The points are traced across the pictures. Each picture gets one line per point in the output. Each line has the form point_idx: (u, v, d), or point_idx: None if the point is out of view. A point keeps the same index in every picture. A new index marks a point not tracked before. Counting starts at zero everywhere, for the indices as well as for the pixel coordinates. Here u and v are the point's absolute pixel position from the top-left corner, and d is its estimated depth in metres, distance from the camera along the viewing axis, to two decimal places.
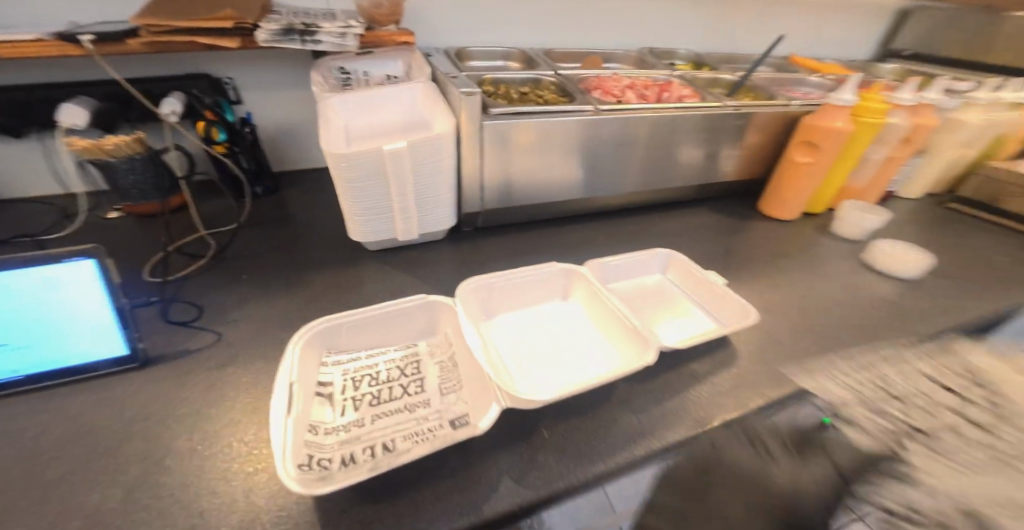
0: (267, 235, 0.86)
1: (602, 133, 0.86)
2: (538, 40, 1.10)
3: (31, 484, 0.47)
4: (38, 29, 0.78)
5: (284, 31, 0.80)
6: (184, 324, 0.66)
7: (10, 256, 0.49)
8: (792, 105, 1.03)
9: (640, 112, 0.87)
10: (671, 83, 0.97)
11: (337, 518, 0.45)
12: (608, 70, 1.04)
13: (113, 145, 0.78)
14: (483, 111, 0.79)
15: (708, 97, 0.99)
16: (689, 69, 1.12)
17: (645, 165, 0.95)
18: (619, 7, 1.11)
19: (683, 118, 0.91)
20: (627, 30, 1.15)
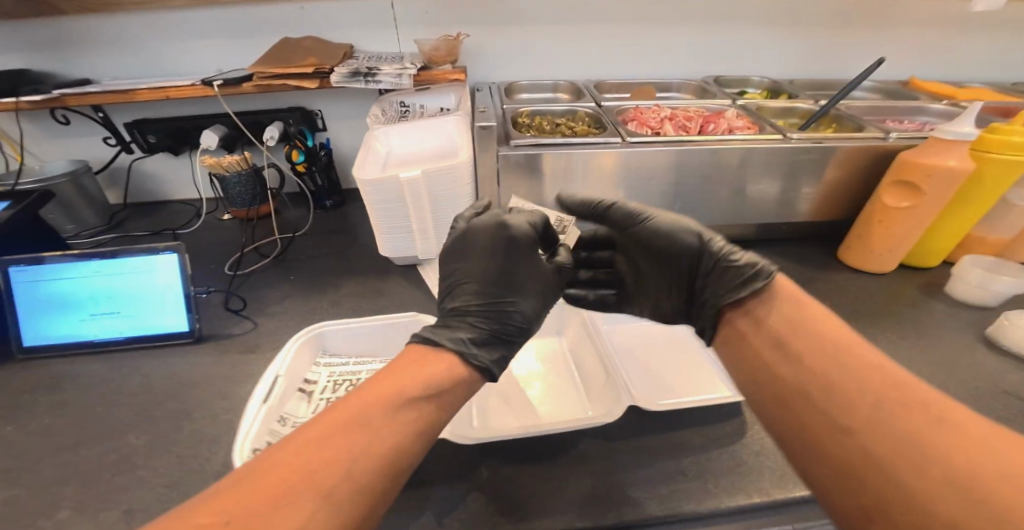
0: (321, 245, 0.99)
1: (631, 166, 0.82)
2: (592, 73, 1.11)
3: (92, 419, 0.61)
4: (191, 77, 1.03)
5: (352, 74, 0.94)
6: (235, 313, 0.80)
7: (136, 247, 0.72)
8: (889, 138, 0.85)
9: (674, 146, 0.81)
10: (723, 115, 0.89)
11: None
12: (657, 101, 1.00)
13: (228, 163, 1.01)
14: (505, 142, 0.82)
15: (771, 128, 0.89)
16: (758, 98, 1.02)
17: (686, 201, 0.87)
18: (679, 36, 1.06)
19: (729, 152, 0.83)
20: (690, 58, 1.10)
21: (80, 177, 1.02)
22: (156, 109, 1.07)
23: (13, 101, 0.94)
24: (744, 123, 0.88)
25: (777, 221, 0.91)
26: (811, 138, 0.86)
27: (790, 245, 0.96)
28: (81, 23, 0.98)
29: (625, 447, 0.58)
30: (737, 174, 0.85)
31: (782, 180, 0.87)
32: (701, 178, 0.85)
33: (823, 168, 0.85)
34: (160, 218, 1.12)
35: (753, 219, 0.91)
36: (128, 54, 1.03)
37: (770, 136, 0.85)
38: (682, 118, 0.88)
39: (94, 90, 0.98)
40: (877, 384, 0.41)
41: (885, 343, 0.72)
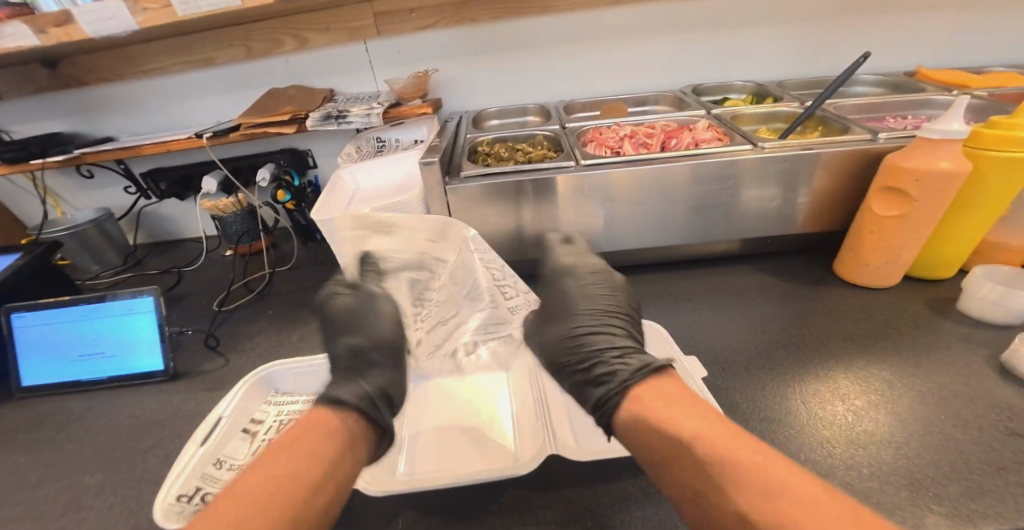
0: (302, 280, 1.04)
1: (586, 187, 0.79)
2: (563, 93, 1.09)
3: (59, 453, 0.66)
4: (191, 131, 1.12)
5: (323, 117, 0.98)
6: (209, 349, 0.84)
7: (117, 292, 0.74)
8: (877, 140, 0.75)
9: (628, 165, 0.77)
10: (690, 127, 0.84)
11: None
12: (625, 118, 0.97)
13: (225, 205, 1.08)
14: (454, 175, 0.81)
15: (745, 135, 0.82)
16: (737, 106, 0.96)
17: (654, 219, 0.82)
18: (650, 48, 1.02)
19: (692, 165, 0.77)
20: (667, 67, 1.04)
21: (103, 223, 1.10)
22: (166, 161, 1.17)
23: (42, 162, 0.99)
24: (712, 135, 0.82)
25: (760, 234, 0.84)
26: (786, 146, 0.77)
27: (784, 258, 0.87)
28: (99, 90, 1.10)
29: (553, 495, 0.54)
30: (707, 189, 0.79)
31: (758, 191, 0.79)
32: (667, 195, 0.80)
33: (805, 175, 0.77)
34: (168, 258, 1.20)
35: (735, 234, 0.84)
36: (139, 114, 1.14)
37: (741, 144, 0.78)
38: (643, 135, 0.83)
39: (107, 148, 1.04)
40: (777, 474, 0.38)
41: (873, 370, 0.63)
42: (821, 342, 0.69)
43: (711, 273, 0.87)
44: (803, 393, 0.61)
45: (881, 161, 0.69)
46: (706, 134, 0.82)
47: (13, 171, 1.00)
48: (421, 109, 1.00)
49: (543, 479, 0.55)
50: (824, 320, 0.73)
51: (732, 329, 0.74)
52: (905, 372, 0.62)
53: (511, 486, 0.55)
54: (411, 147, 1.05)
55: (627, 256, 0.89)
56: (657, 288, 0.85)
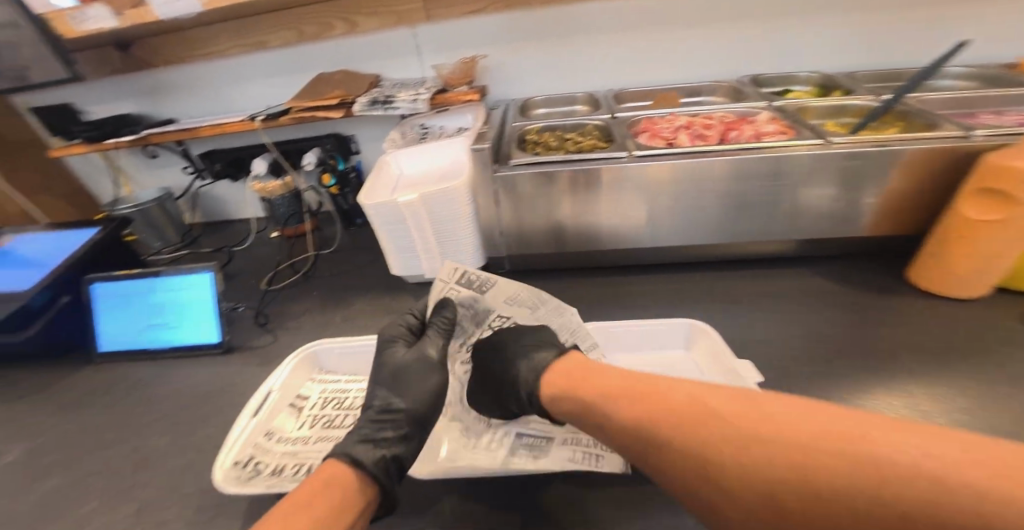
0: (346, 263, 1.06)
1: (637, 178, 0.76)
2: (612, 82, 1.05)
3: (127, 415, 0.70)
4: (245, 113, 1.16)
5: (371, 102, 0.98)
6: (260, 326, 0.86)
7: (179, 267, 0.78)
8: (970, 137, 0.69)
9: (684, 158, 0.74)
10: (752, 119, 0.80)
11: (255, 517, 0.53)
12: (679, 108, 0.93)
13: (273, 188, 1.11)
14: (502, 162, 0.80)
15: (811, 129, 0.76)
16: (802, 98, 0.90)
17: (708, 214, 0.79)
18: (709, 35, 0.97)
19: (753, 159, 0.73)
20: (727, 55, 0.99)
21: (164, 202, 1.16)
22: (221, 143, 1.21)
23: (115, 141, 1.07)
24: (776, 128, 0.77)
25: (821, 234, 0.79)
26: (860, 141, 0.72)
27: (846, 261, 0.82)
28: (162, 73, 1.15)
29: (600, 493, 0.53)
30: (768, 186, 0.75)
31: (824, 188, 0.74)
32: (724, 190, 0.76)
33: (877, 174, 0.72)
34: (220, 238, 1.25)
35: (794, 234, 0.79)
36: (198, 97, 1.18)
37: (808, 139, 0.73)
38: (701, 126, 0.79)
39: (171, 130, 1.09)
40: (767, 425, 0.36)
41: (950, 385, 0.59)
42: (890, 354, 0.64)
43: (765, 274, 0.83)
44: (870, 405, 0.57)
45: (978, 161, 0.63)
46: (770, 127, 0.77)
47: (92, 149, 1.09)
48: (468, 96, 0.99)
49: (589, 475, 0.54)
50: (893, 330, 0.68)
51: (787, 333, 0.71)
52: (990, 393, 0.57)
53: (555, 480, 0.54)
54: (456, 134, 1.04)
55: (676, 252, 0.86)
56: (708, 287, 0.82)
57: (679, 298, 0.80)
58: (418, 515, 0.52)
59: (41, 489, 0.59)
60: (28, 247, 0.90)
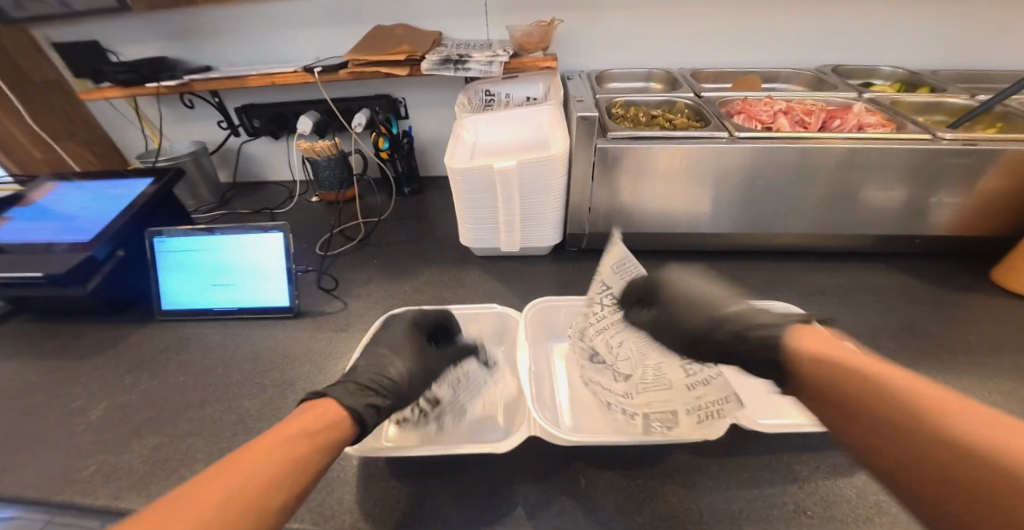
0: (402, 230, 1.03)
1: (739, 162, 0.75)
2: (689, 61, 1.03)
3: (205, 378, 0.66)
4: (292, 64, 1.08)
5: (442, 61, 0.93)
6: (327, 291, 0.83)
7: (246, 225, 0.73)
8: None
9: (789, 144, 0.73)
10: (850, 109, 0.79)
11: (374, 487, 0.52)
12: (764, 93, 0.92)
13: (320, 148, 1.05)
14: (600, 135, 0.78)
15: (913, 123, 0.76)
16: (887, 91, 0.90)
17: (802, 203, 0.78)
18: (796, 19, 0.95)
19: (858, 150, 0.72)
20: (811, 43, 0.98)
21: (200, 157, 1.08)
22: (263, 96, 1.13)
23: (154, 85, 1.00)
24: (877, 120, 0.77)
25: (903, 230, 0.80)
26: (965, 139, 0.72)
27: (920, 257, 0.83)
28: (203, 13, 1.05)
29: (727, 467, 0.52)
30: (870, 178, 0.74)
31: (919, 185, 0.74)
32: (823, 181, 0.75)
33: (976, 172, 0.72)
34: (256, 199, 1.17)
35: (883, 228, 0.80)
36: (241, 43, 1.09)
37: (915, 134, 0.73)
38: (802, 112, 0.78)
39: (215, 76, 1.01)
40: (898, 383, 0.36)
41: None
42: (994, 348, 0.65)
43: (848, 266, 0.83)
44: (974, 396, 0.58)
45: None
46: (871, 118, 0.77)
47: (127, 94, 1.02)
48: (545, 63, 0.95)
49: (712, 449, 0.53)
50: (990, 326, 0.69)
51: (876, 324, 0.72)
52: None
53: (677, 448, 0.53)
54: (525, 103, 1.00)
55: (760, 240, 0.85)
56: (794, 276, 0.82)
57: (766, 285, 0.80)
58: (549, 485, 0.51)
59: (131, 452, 0.55)
60: (60, 203, 0.80)
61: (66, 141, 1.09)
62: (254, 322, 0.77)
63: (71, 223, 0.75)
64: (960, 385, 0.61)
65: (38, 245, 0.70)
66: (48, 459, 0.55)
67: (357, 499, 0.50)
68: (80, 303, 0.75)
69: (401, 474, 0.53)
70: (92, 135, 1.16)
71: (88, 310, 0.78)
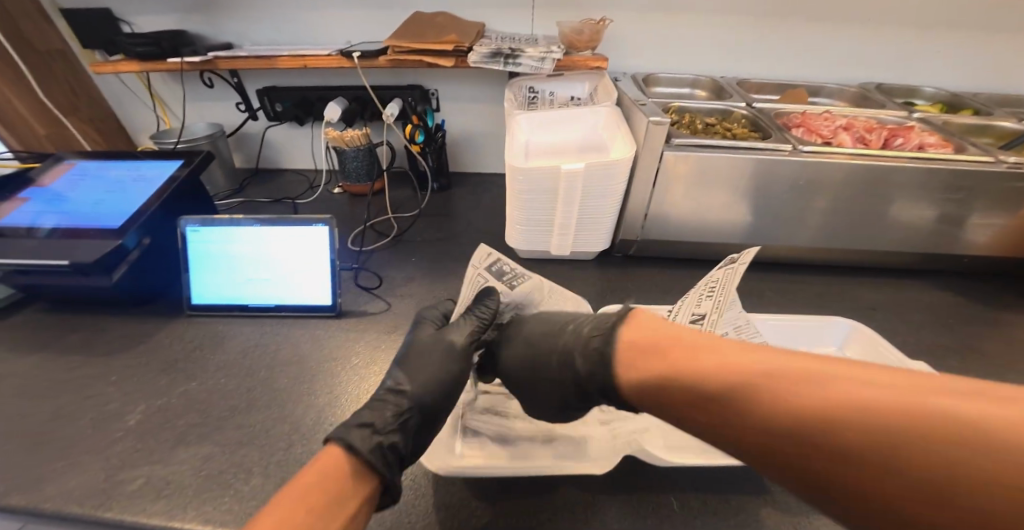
0: (436, 227, 0.99)
1: (804, 175, 0.74)
2: (734, 69, 1.02)
3: (247, 381, 0.61)
4: (324, 47, 1.01)
5: (492, 54, 0.89)
6: (367, 290, 0.79)
7: (289, 217, 0.67)
8: None
9: (856, 159, 0.72)
10: (907, 128, 0.79)
11: (456, 510, 0.48)
12: (813, 106, 0.92)
13: (350, 137, 0.99)
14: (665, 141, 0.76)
15: (969, 145, 0.76)
16: (930, 111, 0.91)
17: (859, 219, 0.78)
18: (846, 35, 0.95)
19: (922, 170, 0.72)
20: (854, 59, 0.98)
21: (218, 140, 1.01)
22: (288, 78, 1.07)
23: (176, 61, 0.93)
24: (936, 141, 0.77)
25: (950, 250, 0.80)
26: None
27: (958, 276, 0.85)
28: None
29: None
30: (929, 197, 0.75)
31: (976, 209, 0.75)
32: (883, 198, 0.75)
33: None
34: (274, 187, 1.11)
35: (933, 247, 0.80)
36: (268, 21, 1.02)
37: (977, 156, 0.73)
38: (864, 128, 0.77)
39: (242, 55, 0.95)
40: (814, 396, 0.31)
41: None
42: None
43: (895, 283, 0.84)
44: None
45: None
46: (928, 138, 0.77)
47: (145, 69, 0.95)
48: (596, 62, 0.92)
49: None
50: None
51: (928, 341, 0.72)
52: None
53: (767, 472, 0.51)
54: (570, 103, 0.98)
55: (809, 254, 0.85)
56: (845, 291, 0.81)
57: (820, 299, 0.80)
58: (643, 507, 0.48)
59: (180, 463, 0.50)
60: (74, 188, 0.72)
61: (69, 115, 1.01)
62: (294, 320, 0.72)
63: (79, 207, 0.68)
64: None
65: (25, 229, 0.63)
66: (88, 470, 0.49)
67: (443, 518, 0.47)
68: (102, 293, 0.69)
69: (483, 495, 0.49)
70: (95, 110, 1.07)
71: (109, 301, 0.71)
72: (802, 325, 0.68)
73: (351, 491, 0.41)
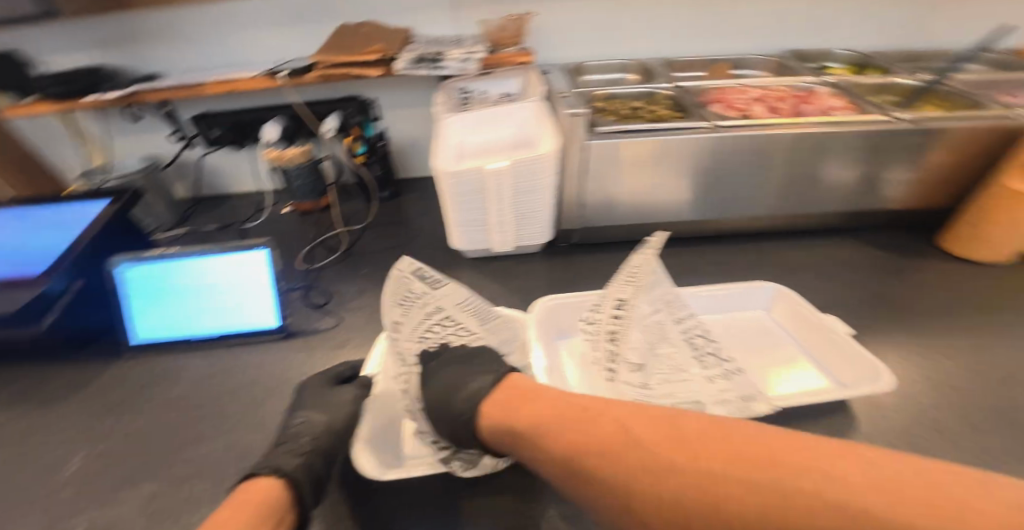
0: (385, 237, 1.00)
1: (721, 152, 0.77)
2: (660, 51, 1.04)
3: (195, 412, 0.62)
4: (250, 68, 1.01)
5: (417, 61, 0.90)
6: (316, 307, 0.79)
7: (222, 245, 0.67)
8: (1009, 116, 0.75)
9: (770, 130, 0.75)
10: (817, 94, 0.82)
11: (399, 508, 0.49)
12: (735, 80, 0.94)
13: (291, 156, 0.99)
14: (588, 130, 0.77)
15: (872, 106, 0.80)
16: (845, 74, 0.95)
17: (780, 185, 0.82)
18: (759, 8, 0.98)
19: (830, 134, 0.76)
20: (770, 30, 1.02)
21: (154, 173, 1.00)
22: (224, 103, 1.06)
23: (96, 97, 0.91)
24: (842, 104, 0.81)
25: (869, 205, 0.84)
26: (926, 119, 0.76)
27: (882, 229, 0.89)
28: (145, 17, 0.97)
29: None
30: (843, 159, 0.78)
31: (885, 165, 0.79)
32: (799, 164, 0.79)
33: (932, 148, 0.77)
34: (221, 214, 1.10)
35: (855, 204, 0.85)
36: (189, 47, 1.01)
37: (879, 117, 0.77)
38: (776, 100, 0.80)
39: (165, 85, 0.93)
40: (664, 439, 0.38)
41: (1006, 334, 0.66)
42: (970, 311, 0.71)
43: (826, 242, 0.88)
44: (945, 355, 0.63)
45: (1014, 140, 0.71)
46: (835, 102, 0.81)
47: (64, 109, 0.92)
48: (519, 58, 0.94)
49: None
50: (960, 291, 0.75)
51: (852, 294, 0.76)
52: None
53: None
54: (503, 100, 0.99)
55: (744, 223, 0.88)
56: (777, 255, 0.85)
57: (756, 266, 0.83)
58: None
59: (127, 502, 0.51)
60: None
61: None
62: (241, 346, 0.72)
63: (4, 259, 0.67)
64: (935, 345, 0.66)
65: None
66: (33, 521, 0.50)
67: (396, 508, 0.47)
68: (39, 341, 0.68)
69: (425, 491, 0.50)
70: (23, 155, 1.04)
71: (50, 348, 0.70)
72: (738, 289, 0.71)
73: (283, 501, 0.44)
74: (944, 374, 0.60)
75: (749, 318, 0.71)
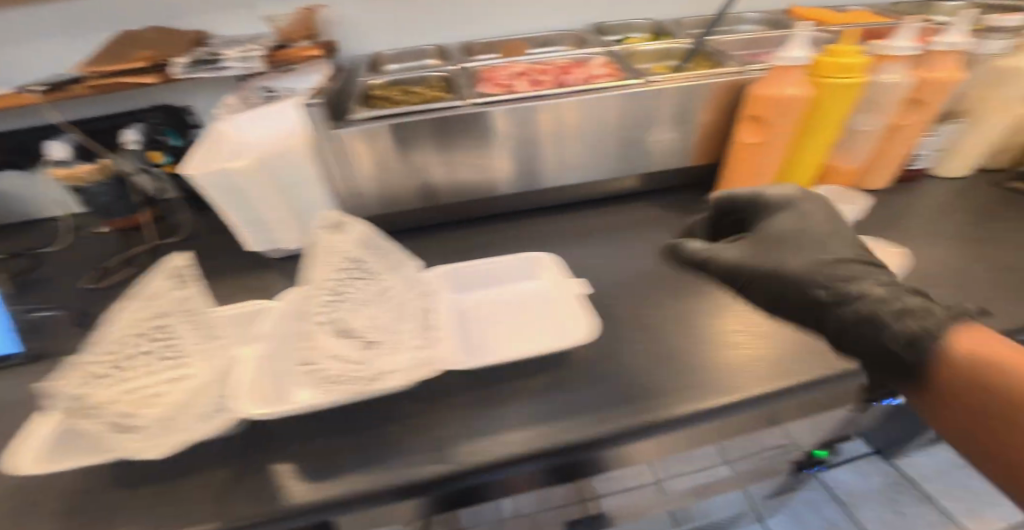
0: (191, 246, 0.96)
1: (479, 128, 0.76)
2: (465, 36, 1.05)
3: None
4: (23, 81, 0.94)
5: (193, 63, 0.86)
6: (81, 326, 0.75)
7: None
8: (746, 73, 0.78)
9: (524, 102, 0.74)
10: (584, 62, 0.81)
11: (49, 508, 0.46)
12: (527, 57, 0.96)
13: (84, 172, 0.90)
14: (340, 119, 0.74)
15: (632, 72, 0.81)
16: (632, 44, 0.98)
17: (556, 157, 0.83)
18: None
19: (583, 102, 0.77)
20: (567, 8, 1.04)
21: None
22: (7, 120, 1.01)
23: None
24: (606, 72, 0.80)
25: (648, 169, 0.87)
26: (669, 80, 0.77)
27: (671, 191, 0.93)
28: None
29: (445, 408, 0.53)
30: (609, 126, 0.79)
31: (649, 127, 0.81)
32: (568, 134, 0.80)
33: (684, 108, 0.79)
34: (23, 240, 1.03)
35: (638, 168, 0.87)
36: None
37: (630, 81, 0.77)
38: (536, 71, 0.78)
39: None
40: None
41: None
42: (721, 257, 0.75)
43: (620, 206, 0.90)
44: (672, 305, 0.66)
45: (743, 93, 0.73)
46: (600, 70, 0.80)
47: None
48: (307, 53, 0.91)
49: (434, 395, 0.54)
50: (721, 240, 0.79)
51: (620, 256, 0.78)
52: None
53: (406, 397, 0.54)
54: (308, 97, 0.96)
55: (540, 196, 0.90)
56: (568, 226, 0.87)
57: (546, 236, 0.85)
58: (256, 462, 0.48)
59: None
60: None
61: None
62: None
63: None
64: (672, 296, 0.69)
65: None
66: None
67: (49, 508, 0.45)
68: None
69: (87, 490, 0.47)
70: None
71: None
72: (495, 263, 0.68)
73: None
74: (663, 321, 0.63)
75: (506, 292, 0.67)
